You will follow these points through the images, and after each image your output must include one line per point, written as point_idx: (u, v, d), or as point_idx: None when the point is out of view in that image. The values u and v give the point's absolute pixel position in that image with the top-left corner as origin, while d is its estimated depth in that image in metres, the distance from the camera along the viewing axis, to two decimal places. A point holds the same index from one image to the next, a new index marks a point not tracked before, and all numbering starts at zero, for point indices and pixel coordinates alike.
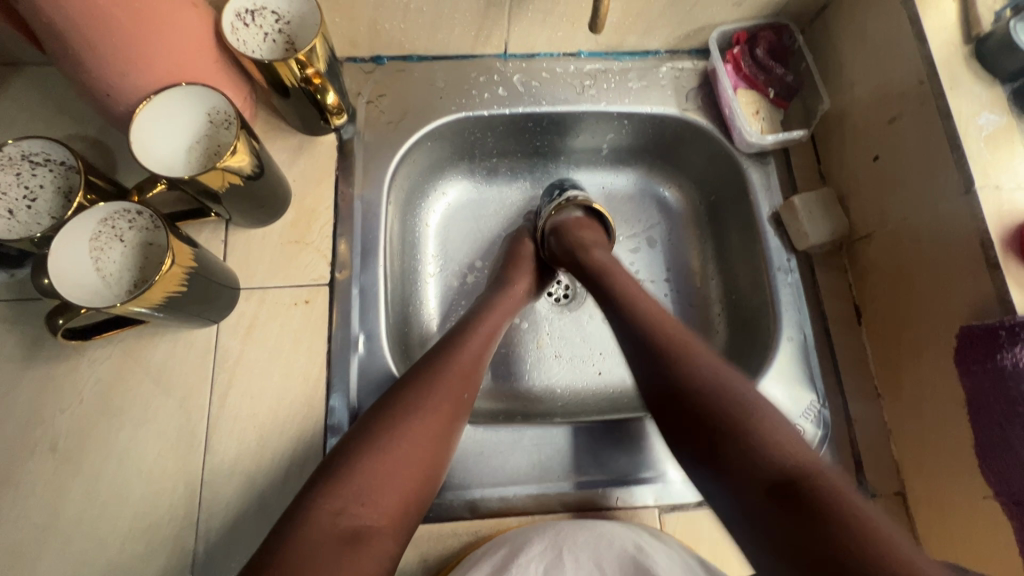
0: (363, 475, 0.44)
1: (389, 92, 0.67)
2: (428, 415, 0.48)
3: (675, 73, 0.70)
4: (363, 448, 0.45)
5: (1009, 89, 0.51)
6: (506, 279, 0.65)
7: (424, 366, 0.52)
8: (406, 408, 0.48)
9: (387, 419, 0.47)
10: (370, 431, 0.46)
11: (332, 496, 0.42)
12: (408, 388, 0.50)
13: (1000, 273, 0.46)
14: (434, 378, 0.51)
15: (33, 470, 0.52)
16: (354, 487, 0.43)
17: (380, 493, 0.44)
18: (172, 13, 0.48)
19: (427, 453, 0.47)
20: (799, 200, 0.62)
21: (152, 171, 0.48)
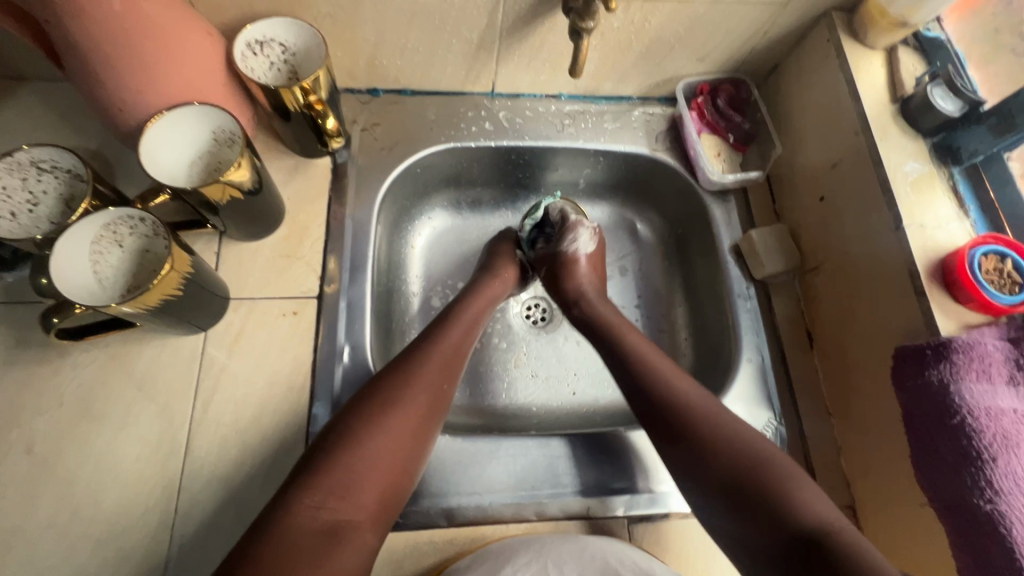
0: (341, 470, 0.46)
1: (383, 121, 0.72)
2: (407, 411, 0.51)
3: (646, 117, 0.77)
4: (343, 441, 0.47)
5: (930, 143, 0.59)
6: (490, 270, 0.70)
7: (404, 359, 0.55)
8: (387, 402, 0.51)
9: (366, 412, 0.50)
10: (351, 426, 0.49)
11: (310, 492, 0.44)
12: (387, 383, 0.52)
13: (926, 299, 0.52)
14: (414, 374, 0.54)
15: (6, 472, 0.52)
16: (334, 481, 0.45)
17: (358, 488, 0.46)
18: (190, 39, 0.52)
19: (406, 445, 0.50)
20: (756, 234, 0.68)
21: (158, 180, 0.51)
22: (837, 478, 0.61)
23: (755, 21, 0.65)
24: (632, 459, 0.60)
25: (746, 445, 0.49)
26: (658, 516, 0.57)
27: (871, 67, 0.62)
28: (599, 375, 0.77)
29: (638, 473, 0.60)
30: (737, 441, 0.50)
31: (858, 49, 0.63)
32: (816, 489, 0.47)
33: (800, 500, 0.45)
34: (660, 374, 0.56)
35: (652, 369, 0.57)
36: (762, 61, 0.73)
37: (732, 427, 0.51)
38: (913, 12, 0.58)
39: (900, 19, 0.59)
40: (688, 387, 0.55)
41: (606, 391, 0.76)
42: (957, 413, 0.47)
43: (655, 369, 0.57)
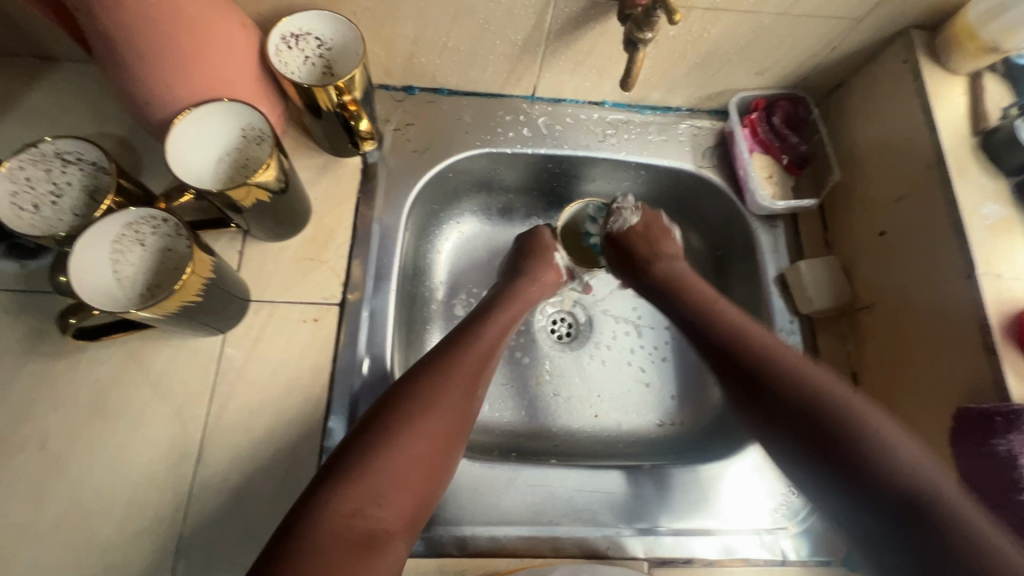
0: (377, 475, 0.44)
1: (417, 122, 0.69)
2: (440, 414, 0.49)
3: (693, 131, 0.72)
4: (378, 444, 0.46)
5: (1013, 182, 0.54)
6: (527, 273, 0.67)
7: (438, 358, 0.53)
8: (421, 403, 0.49)
9: (401, 415, 0.48)
10: (382, 427, 0.47)
11: (345, 498, 0.43)
12: (421, 383, 0.50)
13: (998, 359, 0.48)
14: (448, 374, 0.51)
15: (19, 466, 0.51)
16: (369, 486, 0.44)
17: (394, 494, 0.45)
18: (223, 31, 0.50)
19: (440, 447, 0.48)
20: (805, 265, 0.64)
21: (182, 178, 0.49)
22: None
23: (824, 36, 0.60)
24: (655, 498, 0.57)
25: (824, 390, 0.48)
26: (680, 561, 0.55)
27: (951, 94, 0.57)
28: (623, 399, 0.74)
29: (660, 513, 0.57)
30: (819, 387, 0.48)
31: (937, 74, 0.58)
32: (892, 424, 0.45)
33: (881, 439, 0.44)
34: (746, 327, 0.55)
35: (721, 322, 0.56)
36: (826, 78, 0.68)
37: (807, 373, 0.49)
38: (1009, 37, 0.53)
39: (991, 43, 0.53)
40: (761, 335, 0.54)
41: (630, 415, 0.73)
42: None
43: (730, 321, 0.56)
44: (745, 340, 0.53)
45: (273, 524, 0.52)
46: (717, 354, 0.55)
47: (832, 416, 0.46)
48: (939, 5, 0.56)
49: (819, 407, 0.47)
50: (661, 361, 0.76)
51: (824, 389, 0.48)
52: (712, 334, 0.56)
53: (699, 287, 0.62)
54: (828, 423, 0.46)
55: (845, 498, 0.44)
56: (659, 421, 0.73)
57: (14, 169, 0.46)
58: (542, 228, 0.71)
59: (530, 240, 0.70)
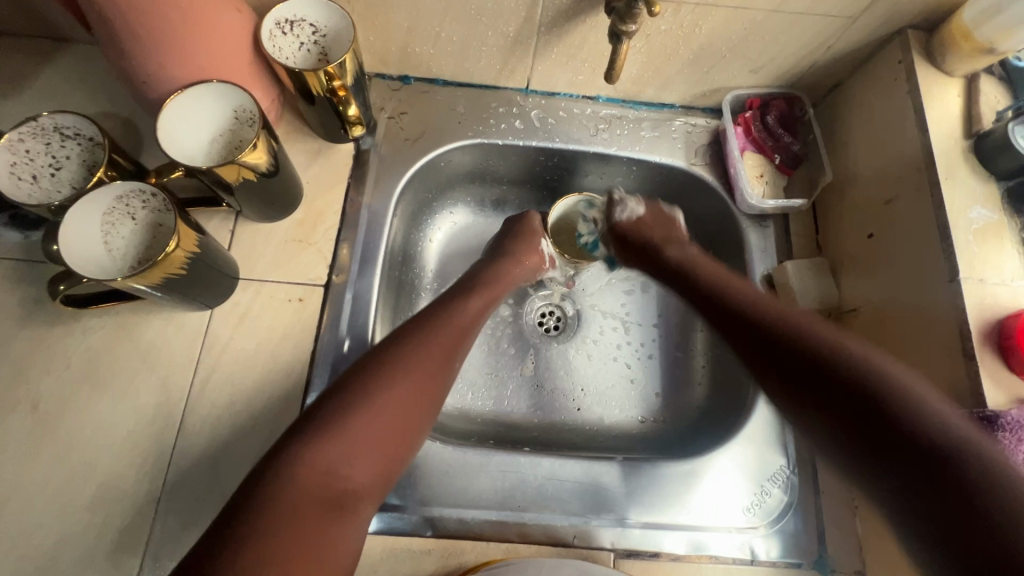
0: (349, 434, 0.45)
1: (411, 111, 0.70)
2: (415, 378, 0.49)
3: (687, 128, 0.72)
4: (350, 407, 0.46)
5: (1004, 187, 0.53)
6: (512, 253, 0.67)
7: (416, 326, 0.53)
8: (396, 366, 0.49)
9: (375, 380, 0.48)
10: (355, 390, 0.47)
11: (316, 455, 0.43)
12: (397, 349, 0.51)
13: (975, 364, 0.47)
14: (426, 343, 0.52)
15: (11, 426, 0.53)
16: (341, 445, 0.44)
17: (363, 456, 0.45)
18: (218, 15, 0.51)
19: (413, 411, 0.49)
20: (791, 266, 0.64)
21: (161, 143, 0.50)
22: (849, 540, 0.57)
23: (818, 34, 0.60)
24: (627, 491, 0.57)
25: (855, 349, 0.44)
26: (647, 554, 0.55)
27: (945, 96, 0.56)
28: (607, 393, 0.74)
29: (630, 504, 0.57)
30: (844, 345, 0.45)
31: (932, 75, 0.57)
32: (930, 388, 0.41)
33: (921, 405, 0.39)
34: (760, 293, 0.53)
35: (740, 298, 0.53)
36: (822, 78, 0.67)
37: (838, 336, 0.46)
38: (1004, 37, 0.51)
39: (986, 44, 0.52)
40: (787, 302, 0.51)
41: (612, 410, 0.73)
42: None
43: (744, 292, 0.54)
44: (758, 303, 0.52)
45: None
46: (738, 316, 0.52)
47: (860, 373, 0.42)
48: (936, 5, 0.55)
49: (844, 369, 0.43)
50: (647, 358, 0.76)
51: (843, 345, 0.45)
52: (735, 302, 0.54)
53: (710, 269, 0.60)
54: (839, 379, 0.43)
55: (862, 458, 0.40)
56: (641, 417, 0.73)
57: (14, 141, 0.49)
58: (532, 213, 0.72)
59: (516, 222, 0.72)
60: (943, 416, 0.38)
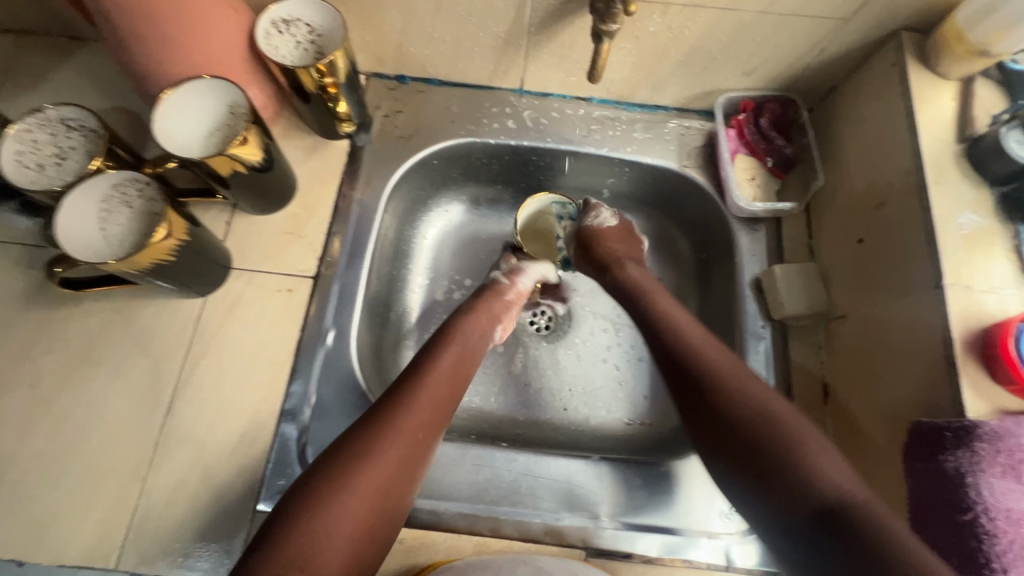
0: (296, 556, 0.40)
1: (406, 110, 0.72)
2: (385, 468, 0.46)
3: (681, 130, 0.72)
4: (295, 527, 0.41)
5: (997, 193, 0.52)
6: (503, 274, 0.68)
7: (377, 413, 0.49)
8: (363, 460, 0.45)
9: (328, 491, 0.43)
10: (317, 488, 0.43)
11: (273, 565, 0.40)
12: (358, 446, 0.46)
13: (956, 372, 0.46)
14: (389, 435, 0.47)
15: (11, 402, 0.56)
16: (282, 566, 0.40)
17: (326, 561, 0.41)
18: (215, 14, 0.54)
19: (379, 516, 0.44)
20: (780, 270, 0.63)
21: (156, 126, 0.53)
22: None
23: (810, 37, 0.59)
24: (610, 492, 0.57)
25: (785, 420, 0.46)
26: (620, 555, 0.54)
27: (939, 99, 0.55)
28: (594, 395, 0.73)
29: (603, 503, 0.57)
30: (761, 403, 0.48)
31: (926, 78, 0.56)
32: (834, 454, 0.44)
33: (812, 470, 0.43)
34: (709, 349, 0.52)
35: (705, 370, 0.50)
36: (817, 81, 0.66)
37: (777, 406, 0.47)
38: (998, 39, 0.50)
39: (980, 46, 0.51)
40: (743, 377, 0.50)
41: (599, 411, 0.73)
42: (970, 509, 0.41)
43: (710, 360, 0.51)
44: (699, 359, 0.52)
45: (229, 476, 0.55)
46: (698, 387, 0.50)
47: (773, 437, 0.45)
48: (930, 7, 0.54)
49: (762, 436, 0.46)
50: (636, 360, 0.75)
51: (795, 434, 0.45)
52: (696, 373, 0.51)
53: (664, 299, 0.60)
54: (775, 444, 0.45)
55: (746, 492, 0.46)
56: (627, 419, 0.72)
57: (23, 132, 0.52)
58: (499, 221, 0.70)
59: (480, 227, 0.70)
60: (840, 483, 0.42)
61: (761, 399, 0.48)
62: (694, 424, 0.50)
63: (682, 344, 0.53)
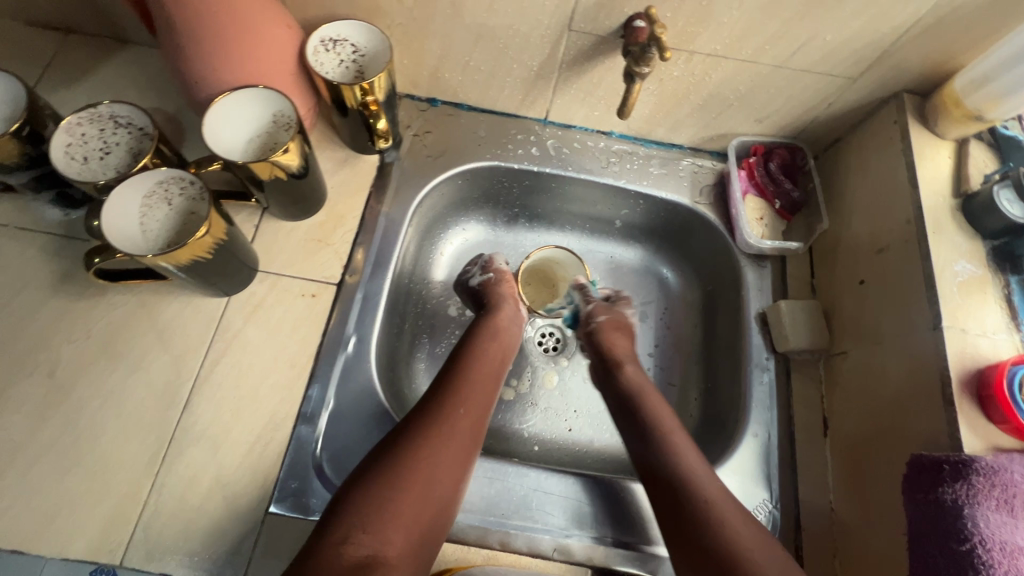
0: (371, 508, 0.46)
1: (435, 131, 0.75)
2: (444, 441, 0.52)
3: (694, 168, 0.76)
4: (370, 487, 0.47)
5: (989, 245, 0.56)
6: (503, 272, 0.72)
7: (436, 404, 0.54)
8: (423, 433, 0.51)
9: (397, 458, 0.49)
10: (386, 456, 0.49)
11: (343, 524, 0.45)
12: (422, 425, 0.52)
13: (954, 410, 0.48)
14: (447, 417, 0.53)
15: (28, 389, 0.56)
16: (359, 518, 0.45)
17: (390, 525, 0.46)
18: (269, 30, 0.57)
19: (440, 486, 0.50)
20: (785, 306, 0.66)
21: (207, 122, 0.55)
22: None
23: (820, 91, 0.64)
24: (615, 514, 0.58)
25: (751, 558, 0.46)
26: None
27: (937, 157, 0.60)
28: (599, 417, 0.74)
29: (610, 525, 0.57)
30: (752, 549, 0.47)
31: (925, 136, 0.61)
32: None
33: None
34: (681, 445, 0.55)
35: (701, 499, 0.50)
36: (823, 132, 0.71)
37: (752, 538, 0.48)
38: (991, 107, 0.55)
39: (975, 111, 0.56)
40: (731, 513, 0.49)
41: (603, 434, 0.73)
42: (967, 539, 0.43)
43: (700, 476, 0.52)
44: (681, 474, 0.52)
45: (241, 477, 0.55)
46: (683, 524, 0.49)
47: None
48: (931, 73, 0.60)
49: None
50: None
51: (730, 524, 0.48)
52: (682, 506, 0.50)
53: (660, 405, 0.60)
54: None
55: None
56: None
57: (74, 124, 0.53)
58: (505, 270, 0.71)
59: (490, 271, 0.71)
60: None
61: (733, 519, 0.49)
62: (683, 559, 0.48)
63: (676, 473, 0.53)
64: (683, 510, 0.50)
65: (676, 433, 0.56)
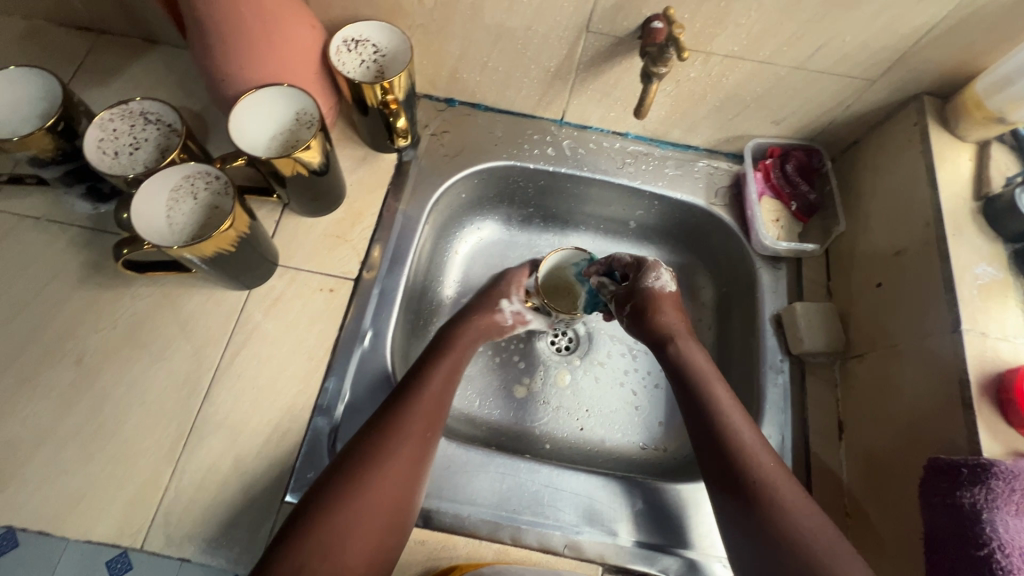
0: (325, 534, 0.46)
1: (453, 131, 0.76)
2: (395, 458, 0.51)
3: (709, 170, 0.76)
4: (322, 510, 0.47)
5: (1010, 249, 0.55)
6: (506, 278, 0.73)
7: (388, 413, 0.54)
8: (374, 453, 0.51)
9: (349, 482, 0.49)
10: (337, 480, 0.49)
11: (296, 552, 0.45)
12: (370, 443, 0.51)
13: (972, 414, 0.48)
14: (398, 427, 0.52)
15: (57, 376, 0.58)
16: (314, 543, 0.45)
17: (344, 548, 0.46)
18: (294, 30, 0.58)
19: (397, 498, 0.50)
20: (801, 307, 0.65)
21: (233, 119, 0.57)
22: None
23: (839, 93, 0.64)
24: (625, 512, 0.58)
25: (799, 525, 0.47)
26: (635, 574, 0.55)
27: (957, 160, 0.59)
28: (611, 417, 0.74)
29: (623, 524, 0.58)
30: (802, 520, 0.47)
31: (946, 139, 0.60)
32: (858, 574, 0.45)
33: None
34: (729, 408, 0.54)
35: (753, 478, 0.50)
36: (841, 134, 0.71)
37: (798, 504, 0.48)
38: (1013, 109, 0.55)
39: (997, 113, 0.56)
40: (783, 485, 0.49)
41: (614, 433, 0.74)
42: (985, 544, 0.43)
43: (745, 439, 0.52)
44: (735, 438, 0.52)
45: (259, 466, 0.56)
46: (740, 495, 0.50)
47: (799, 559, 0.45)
48: (952, 75, 0.59)
49: (780, 548, 0.46)
50: (652, 387, 0.77)
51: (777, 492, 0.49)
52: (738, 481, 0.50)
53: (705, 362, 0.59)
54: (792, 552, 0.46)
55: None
56: (642, 444, 0.73)
57: (106, 120, 0.55)
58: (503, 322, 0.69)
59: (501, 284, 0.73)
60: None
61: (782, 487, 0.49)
62: (736, 524, 0.49)
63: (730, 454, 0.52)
64: (739, 486, 0.50)
65: (733, 409, 0.54)
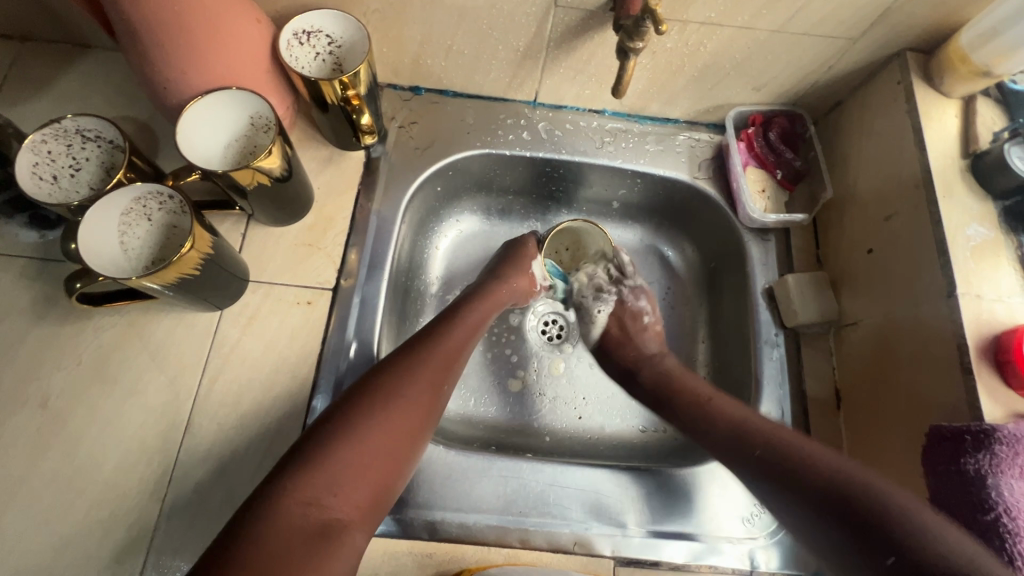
0: (340, 467, 0.45)
1: (421, 121, 0.72)
2: (410, 402, 0.50)
3: (691, 142, 0.73)
4: (339, 441, 0.46)
5: (1000, 206, 0.54)
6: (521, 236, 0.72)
7: (406, 353, 0.53)
8: (391, 393, 0.49)
9: (365, 413, 0.48)
10: (352, 412, 0.48)
11: (305, 484, 0.43)
12: (384, 383, 0.50)
13: (973, 379, 0.48)
14: (420, 367, 0.52)
15: (21, 422, 0.54)
16: (329, 476, 0.44)
17: (353, 485, 0.45)
18: (236, 27, 0.53)
19: (409, 439, 0.49)
20: (793, 280, 0.64)
21: (179, 130, 0.52)
22: None
23: (821, 54, 0.61)
24: (632, 502, 0.57)
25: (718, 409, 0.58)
26: (647, 563, 0.55)
27: (943, 117, 0.58)
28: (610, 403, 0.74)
29: (629, 513, 0.57)
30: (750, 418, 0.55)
31: (931, 96, 0.59)
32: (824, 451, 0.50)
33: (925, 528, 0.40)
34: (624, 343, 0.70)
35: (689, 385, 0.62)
36: (823, 97, 0.69)
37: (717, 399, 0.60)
38: (1000, 61, 0.53)
39: (983, 67, 0.54)
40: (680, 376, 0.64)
41: (613, 419, 0.73)
42: (991, 509, 0.43)
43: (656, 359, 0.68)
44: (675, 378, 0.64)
45: (250, 494, 0.54)
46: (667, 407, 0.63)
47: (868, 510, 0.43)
48: (935, 28, 0.57)
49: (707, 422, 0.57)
50: None
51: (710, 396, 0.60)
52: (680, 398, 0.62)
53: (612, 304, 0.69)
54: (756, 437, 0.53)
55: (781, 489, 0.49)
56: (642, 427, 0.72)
57: (37, 142, 0.50)
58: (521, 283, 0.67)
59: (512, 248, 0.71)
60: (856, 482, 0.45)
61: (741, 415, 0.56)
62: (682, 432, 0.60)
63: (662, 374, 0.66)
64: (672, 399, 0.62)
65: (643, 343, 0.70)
